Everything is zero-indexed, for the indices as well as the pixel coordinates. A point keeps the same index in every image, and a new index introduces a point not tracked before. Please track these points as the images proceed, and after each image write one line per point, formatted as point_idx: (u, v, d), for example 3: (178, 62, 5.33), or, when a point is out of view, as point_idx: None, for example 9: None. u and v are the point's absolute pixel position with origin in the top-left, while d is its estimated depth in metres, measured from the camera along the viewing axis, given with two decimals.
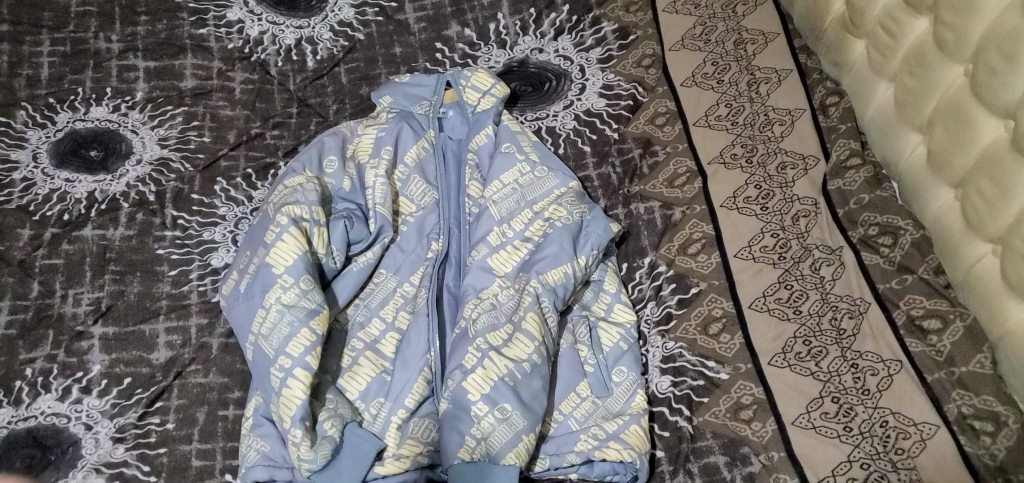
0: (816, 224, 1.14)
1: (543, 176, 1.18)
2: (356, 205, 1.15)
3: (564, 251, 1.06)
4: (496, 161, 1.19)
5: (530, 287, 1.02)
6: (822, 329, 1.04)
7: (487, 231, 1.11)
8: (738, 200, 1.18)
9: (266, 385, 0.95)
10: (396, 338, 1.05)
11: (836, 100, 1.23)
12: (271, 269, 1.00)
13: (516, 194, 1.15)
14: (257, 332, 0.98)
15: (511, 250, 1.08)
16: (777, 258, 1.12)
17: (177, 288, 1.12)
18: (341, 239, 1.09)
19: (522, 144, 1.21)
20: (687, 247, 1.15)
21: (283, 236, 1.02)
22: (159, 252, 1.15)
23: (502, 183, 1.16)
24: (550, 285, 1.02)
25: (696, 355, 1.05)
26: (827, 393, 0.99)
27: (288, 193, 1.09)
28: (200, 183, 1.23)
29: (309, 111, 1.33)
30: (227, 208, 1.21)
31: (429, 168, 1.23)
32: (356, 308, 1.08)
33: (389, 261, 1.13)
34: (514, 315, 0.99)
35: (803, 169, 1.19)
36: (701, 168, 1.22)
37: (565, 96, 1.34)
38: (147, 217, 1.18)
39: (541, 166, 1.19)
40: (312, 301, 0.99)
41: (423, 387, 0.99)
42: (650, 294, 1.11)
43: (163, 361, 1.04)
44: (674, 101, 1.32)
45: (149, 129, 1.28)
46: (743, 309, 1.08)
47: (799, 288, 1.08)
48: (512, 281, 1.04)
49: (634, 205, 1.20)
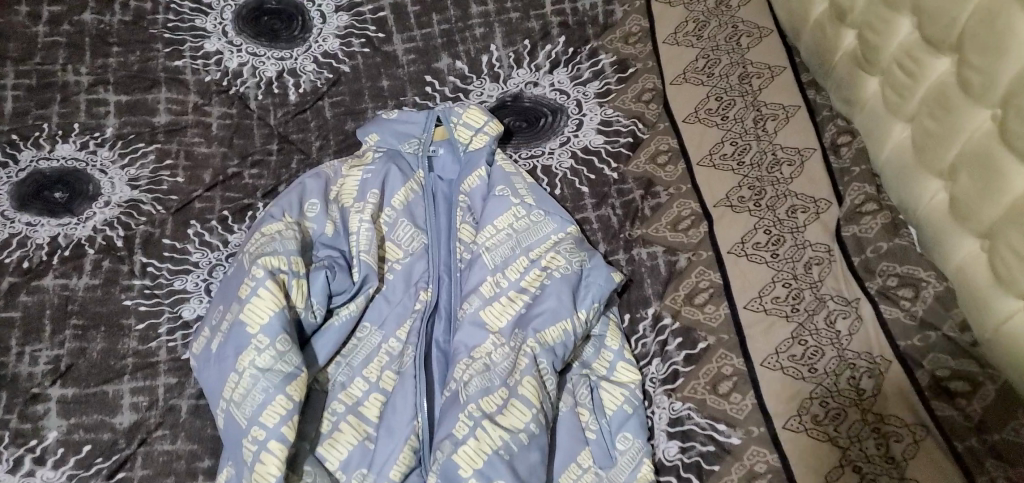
0: (830, 273, 1.07)
1: (539, 221, 1.10)
2: (338, 252, 1.08)
3: (563, 305, 0.99)
4: (489, 205, 1.11)
5: (527, 348, 0.95)
6: (840, 389, 0.97)
7: (479, 281, 1.04)
8: (747, 246, 1.11)
9: (239, 457, 0.87)
10: (381, 400, 0.97)
11: (848, 140, 1.17)
12: (245, 328, 0.93)
13: (511, 241, 1.07)
14: (229, 397, 0.90)
15: (504, 302, 1.01)
16: (789, 310, 1.05)
17: (144, 344, 1.03)
18: (322, 291, 1.01)
19: (516, 186, 1.14)
20: (693, 297, 1.07)
21: (259, 291, 0.95)
22: (127, 303, 1.06)
23: (495, 228, 1.09)
24: (549, 345, 0.95)
25: (705, 417, 0.97)
26: (848, 461, 0.91)
27: (265, 241, 1.02)
28: (172, 226, 1.15)
29: (290, 148, 1.26)
30: (201, 254, 1.12)
31: (418, 210, 1.15)
32: (337, 366, 1.00)
33: (374, 313, 1.06)
34: (510, 378, 0.92)
35: (815, 213, 1.13)
36: (707, 211, 1.15)
37: (561, 133, 1.27)
38: (113, 264, 1.09)
39: (538, 209, 1.12)
40: (289, 364, 0.91)
41: (411, 457, 0.91)
42: (654, 349, 1.04)
43: (127, 426, 0.95)
44: (676, 138, 1.25)
45: (119, 168, 1.20)
46: (754, 367, 1.00)
47: (814, 344, 1.01)
48: (508, 338, 0.97)
49: (635, 250, 1.13)
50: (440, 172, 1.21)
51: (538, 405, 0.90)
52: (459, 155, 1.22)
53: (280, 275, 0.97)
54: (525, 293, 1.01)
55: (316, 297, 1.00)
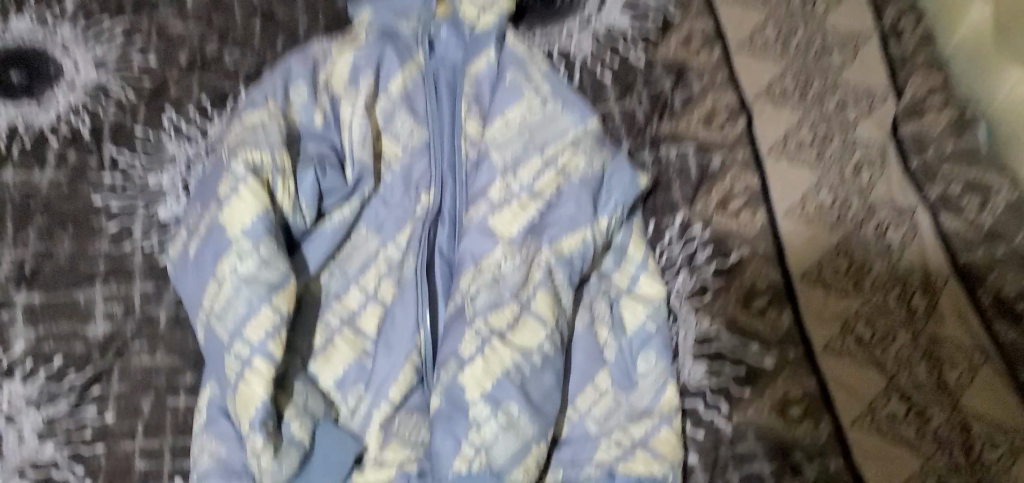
0: (881, 178, 0.96)
1: (556, 113, 0.97)
2: (331, 147, 0.96)
3: (582, 210, 0.89)
4: (499, 95, 0.98)
5: (540, 260, 0.84)
6: (888, 309, 0.88)
7: (488, 182, 0.92)
8: (790, 146, 0.98)
9: (221, 373, 0.78)
10: (380, 313, 0.88)
11: (909, 24, 1.03)
12: (223, 230, 0.82)
13: (524, 137, 0.95)
14: (209, 309, 0.81)
15: (515, 206, 0.89)
16: (835, 219, 0.93)
17: (117, 246, 0.91)
18: (312, 190, 0.90)
19: (530, 72, 1.00)
20: (727, 203, 0.95)
21: (238, 190, 0.83)
22: (97, 201, 0.94)
23: (506, 121, 0.96)
24: (566, 256, 0.85)
25: (736, 337, 0.87)
26: (895, 388, 0.83)
27: (246, 134, 0.89)
28: (145, 114, 1.02)
29: (273, 27, 1.12)
30: (178, 145, 1.00)
31: (417, 101, 1.01)
32: (329, 275, 0.90)
33: (371, 216, 0.95)
34: (521, 292, 0.82)
35: (869, 108, 1.00)
36: (746, 104, 1.01)
37: (581, 13, 1.11)
38: (81, 156, 0.97)
39: (555, 100, 0.99)
40: (276, 272, 0.81)
41: (413, 374, 0.83)
42: (681, 261, 0.93)
43: (101, 336, 0.85)
44: (712, 21, 1.09)
45: (82, 46, 1.06)
46: (793, 281, 0.90)
47: (861, 257, 0.91)
48: (519, 248, 0.86)
49: (664, 149, 0.99)
50: (443, 55, 1.06)
51: (552, 320, 0.81)
52: (465, 36, 1.07)
53: (262, 174, 0.86)
54: (540, 197, 0.90)
55: (305, 198, 0.90)
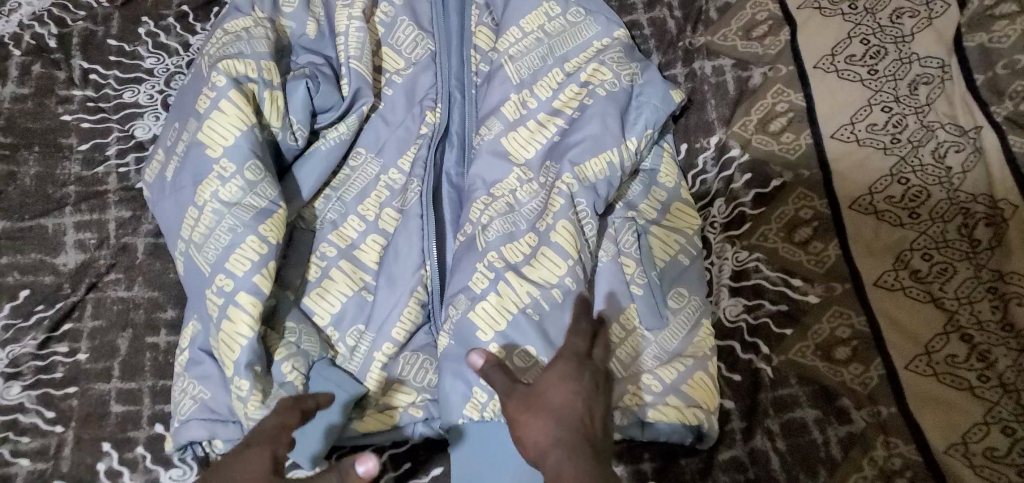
0: (941, 95, 0.85)
1: (577, 22, 0.87)
2: (324, 59, 0.86)
3: (610, 127, 0.78)
4: (514, 3, 0.88)
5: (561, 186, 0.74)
6: (947, 239, 0.77)
7: (501, 100, 0.82)
8: (839, 60, 0.88)
9: (203, 310, 0.70)
10: (381, 243, 0.79)
11: None
12: (203, 151, 0.73)
13: (542, 48, 0.85)
14: (188, 238, 0.72)
15: (531, 126, 0.80)
16: (888, 140, 0.83)
17: (89, 169, 0.82)
18: (303, 106, 0.80)
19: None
20: (768, 124, 0.86)
21: (219, 105, 0.74)
22: (65, 118, 0.84)
23: (522, 32, 0.86)
24: (589, 182, 0.75)
25: (777, 271, 0.80)
26: (954, 328, 0.73)
27: (227, 42, 0.79)
28: (119, 23, 0.91)
29: None
30: (155, 60, 0.89)
31: (422, 9, 0.91)
32: (326, 202, 0.82)
33: (371, 137, 0.85)
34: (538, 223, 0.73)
35: (927, 18, 0.88)
36: (788, 15, 0.92)
37: None
38: (46, 69, 0.87)
39: (576, 8, 0.89)
40: (264, 197, 0.72)
41: (417, 313, 0.74)
42: (716, 188, 0.86)
43: (72, 267, 0.76)
44: None
45: None
46: (840, 209, 0.81)
47: (919, 184, 0.81)
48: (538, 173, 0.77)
49: (698, 62, 0.91)
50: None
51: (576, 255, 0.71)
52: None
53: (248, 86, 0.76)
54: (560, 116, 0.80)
55: (294, 115, 0.80)
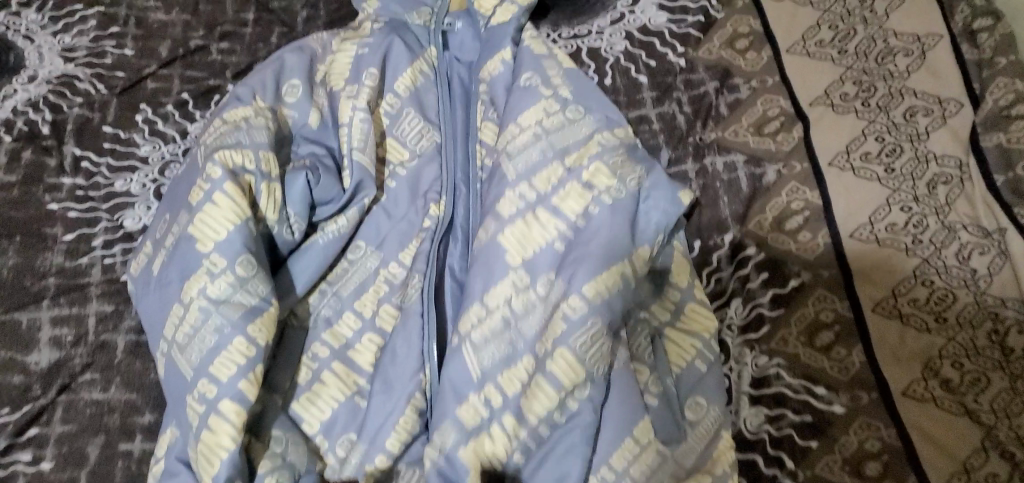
0: (961, 196, 0.82)
1: (575, 119, 0.83)
2: (326, 150, 0.83)
3: (612, 229, 0.72)
4: (513, 99, 0.85)
5: (565, 308, 0.68)
6: (979, 346, 0.74)
7: (498, 199, 0.78)
8: (854, 158, 0.86)
9: (183, 416, 0.65)
10: (377, 343, 0.74)
11: (987, 25, 0.92)
12: (193, 245, 0.69)
13: (539, 144, 0.81)
14: (171, 337, 0.68)
15: (534, 225, 0.74)
16: (910, 241, 0.80)
17: (72, 260, 0.77)
18: (301, 199, 0.77)
19: (548, 72, 0.87)
20: (783, 222, 0.83)
21: (213, 198, 0.71)
22: (52, 207, 0.81)
23: (520, 128, 0.82)
24: (598, 300, 0.67)
25: (799, 378, 0.74)
26: (994, 443, 0.68)
27: (225, 132, 0.77)
28: (116, 110, 0.89)
29: (268, 18, 0.99)
30: (150, 148, 0.86)
31: (428, 99, 0.90)
32: (320, 297, 0.77)
33: (370, 229, 0.82)
34: (540, 343, 0.68)
35: (941, 117, 0.87)
36: (801, 110, 0.90)
37: (613, 8, 1.00)
38: (37, 156, 0.84)
39: (574, 104, 0.85)
40: (254, 295, 0.68)
41: (412, 422, 0.68)
42: (732, 288, 0.80)
43: (44, 366, 0.71)
44: (760, 19, 0.98)
45: (49, 35, 0.94)
46: (864, 312, 0.77)
47: (944, 286, 0.77)
48: (536, 283, 0.71)
49: (709, 159, 0.88)
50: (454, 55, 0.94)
51: (570, 386, 0.65)
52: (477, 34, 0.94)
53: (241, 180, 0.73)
54: (562, 218, 0.74)
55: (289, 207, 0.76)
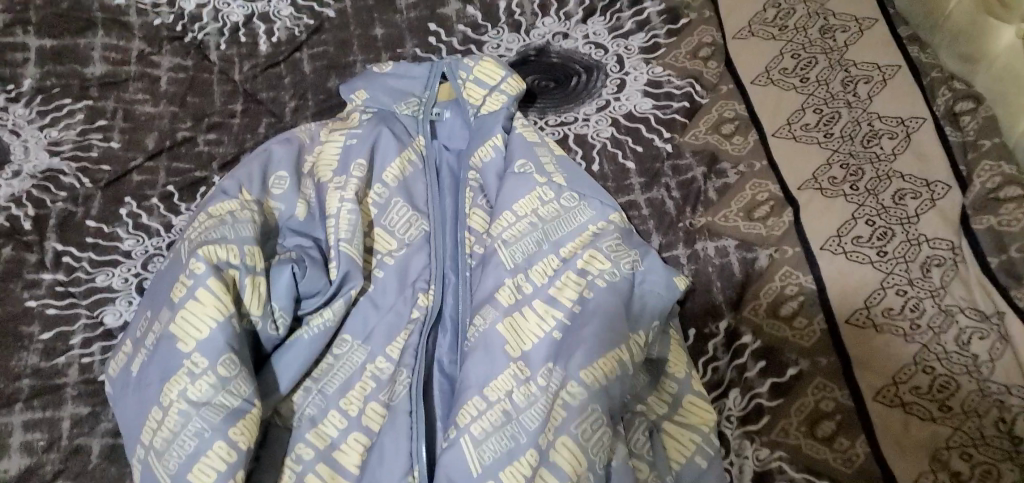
0: (956, 278, 0.81)
1: (571, 206, 0.84)
2: (313, 242, 0.82)
3: (607, 317, 0.72)
4: (508, 184, 0.85)
5: (564, 397, 0.67)
6: (985, 436, 0.71)
7: (496, 286, 0.78)
8: (845, 241, 0.85)
9: None
10: (365, 442, 0.71)
11: (970, 107, 0.92)
12: (174, 344, 0.67)
13: (537, 233, 0.81)
14: (149, 443, 0.65)
15: (530, 314, 0.75)
16: (908, 326, 0.79)
17: (48, 360, 0.75)
18: (287, 293, 0.75)
19: (542, 161, 0.88)
20: (778, 308, 0.81)
21: (195, 295, 0.69)
22: (30, 304, 0.79)
23: (516, 215, 0.83)
24: (599, 387, 0.67)
25: (801, 472, 0.71)
26: None
27: (209, 226, 0.75)
28: (101, 204, 0.88)
29: (257, 109, 0.99)
30: (134, 241, 0.85)
31: (417, 188, 0.89)
32: (305, 394, 0.74)
33: (357, 321, 0.79)
34: (541, 436, 0.66)
35: (930, 199, 0.87)
36: (790, 195, 0.90)
37: (598, 95, 1.01)
38: (17, 252, 0.82)
39: (570, 191, 0.85)
40: (237, 396, 0.66)
41: None
42: (730, 378, 0.78)
43: (14, 474, 0.67)
44: (743, 103, 0.99)
45: (36, 129, 0.94)
46: (866, 402, 0.74)
47: (945, 373, 0.75)
48: (536, 375, 0.70)
49: (700, 244, 0.87)
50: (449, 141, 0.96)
51: (576, 476, 0.62)
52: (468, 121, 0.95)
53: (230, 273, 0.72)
54: (559, 307, 0.74)
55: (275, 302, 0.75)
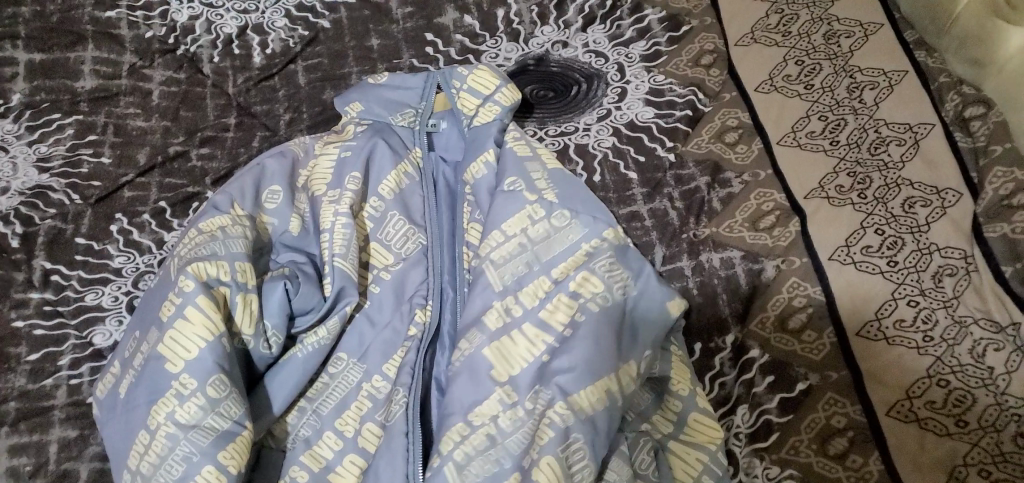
0: (969, 288, 0.79)
1: (561, 226, 0.80)
2: (307, 257, 0.80)
3: (598, 340, 0.68)
4: (497, 203, 0.82)
5: (551, 420, 0.65)
6: (1004, 452, 0.68)
7: (483, 309, 0.75)
8: (855, 251, 0.83)
9: None
10: (360, 465, 0.69)
11: (979, 112, 0.89)
12: (162, 365, 0.65)
13: (527, 255, 0.78)
14: (136, 468, 0.62)
15: (520, 338, 0.72)
16: (920, 339, 0.76)
17: (35, 382, 0.73)
18: (279, 311, 0.73)
19: (532, 176, 0.84)
20: (786, 321, 0.79)
21: (184, 314, 0.67)
22: (18, 324, 0.77)
23: (505, 235, 0.80)
24: (586, 414, 0.65)
25: None
26: None
27: (200, 242, 0.73)
28: (91, 220, 0.86)
29: (251, 122, 0.97)
30: (124, 259, 0.83)
31: (413, 201, 0.87)
32: (299, 415, 0.72)
33: (352, 340, 0.77)
34: (525, 459, 0.64)
35: (940, 207, 0.85)
36: (796, 204, 0.87)
37: (599, 104, 0.99)
38: (5, 271, 0.80)
39: (561, 209, 0.81)
40: (227, 418, 0.64)
41: None
42: (738, 393, 0.75)
43: None
44: (747, 110, 0.97)
45: (25, 145, 0.92)
46: (879, 417, 0.72)
47: (960, 386, 0.73)
48: (523, 399, 0.67)
49: (705, 255, 0.85)
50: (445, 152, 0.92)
51: None
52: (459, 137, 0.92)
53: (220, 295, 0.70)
54: (549, 330, 0.71)
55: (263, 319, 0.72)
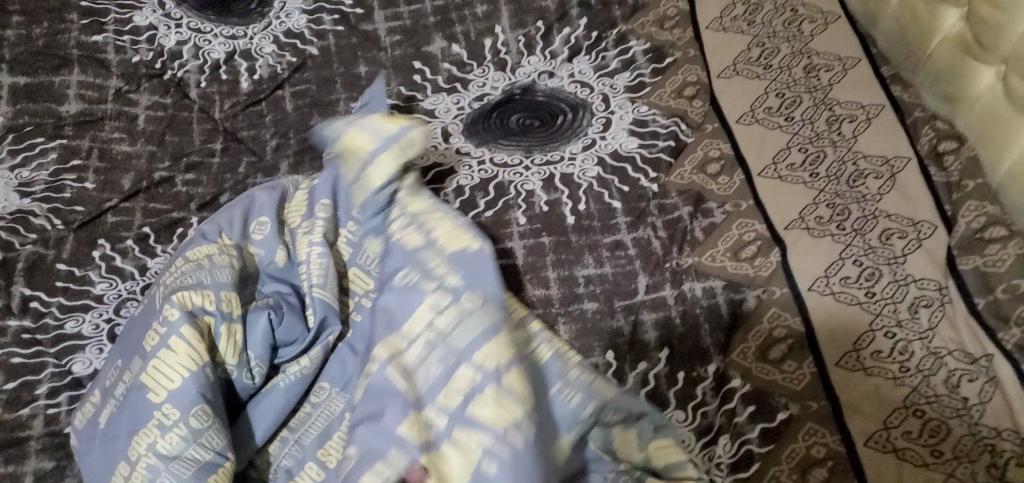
0: (944, 320, 0.81)
1: (473, 309, 0.67)
2: (290, 287, 0.80)
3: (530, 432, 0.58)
4: (391, 301, 0.72)
5: None
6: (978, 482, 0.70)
7: (397, 426, 0.62)
8: (833, 282, 0.84)
9: None
10: None
11: (953, 147, 0.91)
12: (145, 395, 0.65)
13: (437, 350, 0.66)
14: None
15: (452, 455, 0.58)
16: (898, 370, 0.78)
17: (12, 411, 0.72)
18: (263, 340, 0.73)
19: (426, 263, 0.74)
20: (767, 351, 0.80)
21: (168, 343, 0.67)
22: None
23: (407, 335, 0.68)
24: None
25: None
26: None
27: (185, 271, 0.73)
28: (74, 246, 0.86)
29: (237, 147, 0.98)
30: (106, 285, 0.83)
31: None
32: (281, 445, 0.72)
33: (335, 368, 0.77)
34: None
35: (916, 239, 0.87)
36: (777, 234, 0.89)
37: (584, 134, 1.00)
38: None
39: (466, 292, 0.69)
40: (209, 449, 0.63)
41: None
42: (721, 422, 0.76)
43: None
44: (729, 141, 0.99)
45: (7, 169, 0.91)
46: (857, 448, 0.73)
47: (936, 417, 0.74)
48: None
49: (688, 285, 0.86)
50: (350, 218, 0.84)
51: None
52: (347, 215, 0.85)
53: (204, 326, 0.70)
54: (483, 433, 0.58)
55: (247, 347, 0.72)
